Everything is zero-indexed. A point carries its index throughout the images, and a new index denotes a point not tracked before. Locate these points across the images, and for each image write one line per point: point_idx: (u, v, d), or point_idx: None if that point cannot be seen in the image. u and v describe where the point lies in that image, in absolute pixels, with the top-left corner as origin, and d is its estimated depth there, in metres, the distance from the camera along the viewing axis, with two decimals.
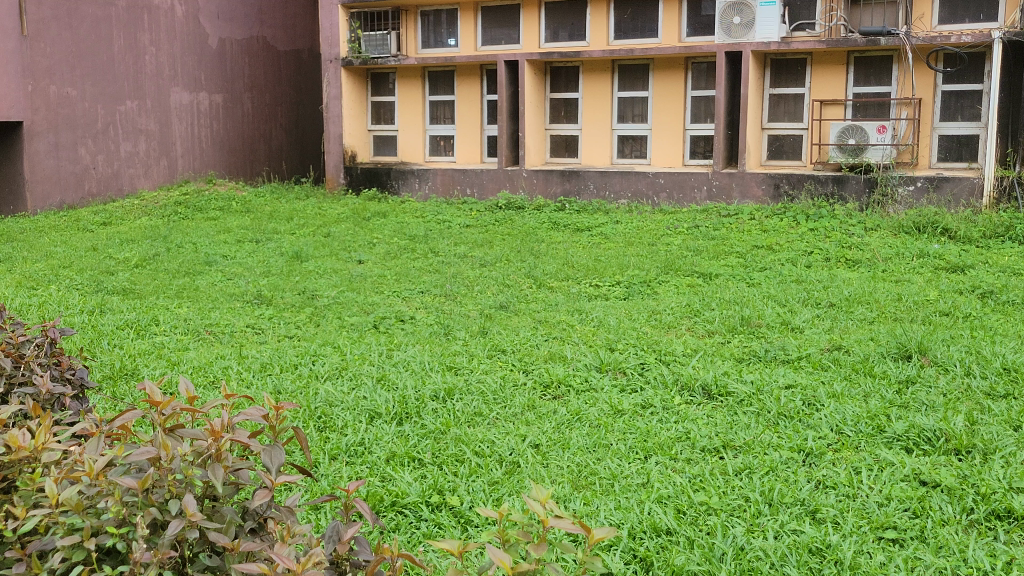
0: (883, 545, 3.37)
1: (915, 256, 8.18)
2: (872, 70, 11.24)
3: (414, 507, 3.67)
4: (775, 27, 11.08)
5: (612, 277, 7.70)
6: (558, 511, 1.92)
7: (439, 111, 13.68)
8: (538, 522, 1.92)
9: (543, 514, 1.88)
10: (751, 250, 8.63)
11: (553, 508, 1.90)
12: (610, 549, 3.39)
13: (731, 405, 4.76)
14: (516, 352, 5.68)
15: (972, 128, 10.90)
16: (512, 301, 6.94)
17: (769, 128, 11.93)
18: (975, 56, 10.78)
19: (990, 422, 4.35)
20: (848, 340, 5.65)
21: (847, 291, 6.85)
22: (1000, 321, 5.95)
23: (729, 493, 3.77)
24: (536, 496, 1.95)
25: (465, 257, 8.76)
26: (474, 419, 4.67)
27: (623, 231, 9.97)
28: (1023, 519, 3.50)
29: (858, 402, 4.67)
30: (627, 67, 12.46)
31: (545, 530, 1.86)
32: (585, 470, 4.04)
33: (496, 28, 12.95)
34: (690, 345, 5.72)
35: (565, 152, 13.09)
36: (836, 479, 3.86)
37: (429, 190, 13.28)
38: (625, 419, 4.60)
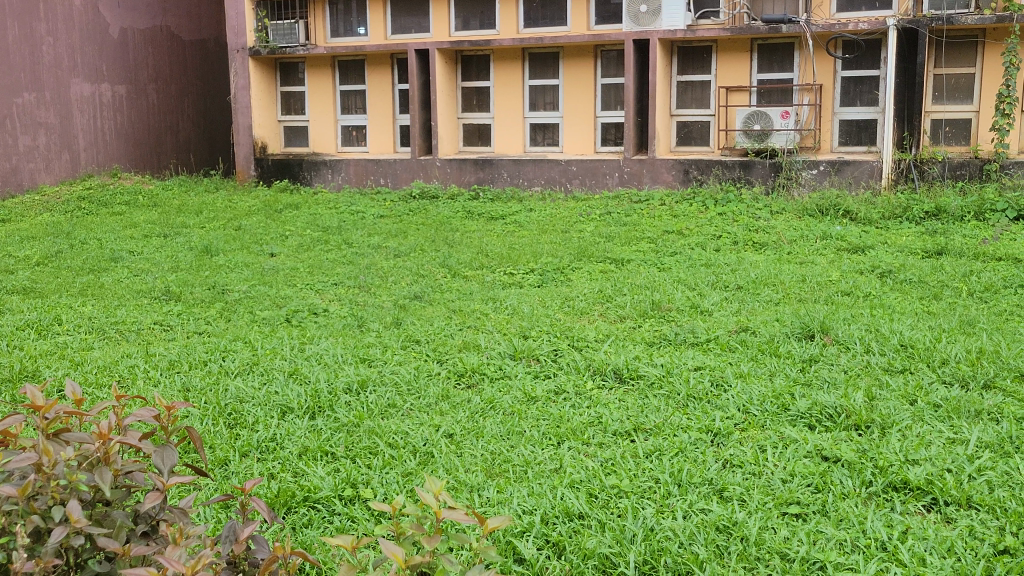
0: (787, 520, 3.47)
1: (818, 237, 8.41)
2: (775, 57, 11.49)
3: (327, 501, 3.65)
4: (680, 15, 11.25)
5: (526, 265, 7.75)
6: (451, 503, 1.96)
7: (350, 101, 13.54)
8: (431, 514, 1.95)
9: (435, 506, 1.90)
10: (662, 235, 8.77)
11: (446, 500, 1.93)
12: (522, 535, 3.42)
13: (642, 389, 4.84)
14: (430, 342, 5.68)
15: (871, 113, 11.25)
16: (426, 291, 6.93)
17: (677, 114, 12.10)
18: (872, 43, 11.12)
19: (888, 396, 4.51)
20: (754, 322, 5.79)
21: (753, 274, 7.01)
22: (898, 299, 6.16)
23: (639, 476, 3.84)
24: (429, 488, 1.98)
25: (379, 248, 8.70)
26: (388, 411, 4.65)
27: (536, 219, 10.03)
28: (918, 490, 3.63)
29: (764, 381, 4.80)
30: (537, 55, 12.49)
31: (438, 522, 1.89)
32: (498, 458, 4.06)
33: (406, 16, 12.89)
34: (601, 330, 5.78)
35: (478, 141, 13.10)
36: (743, 457, 3.96)
37: (342, 181, 13.17)
38: (538, 405, 4.64)
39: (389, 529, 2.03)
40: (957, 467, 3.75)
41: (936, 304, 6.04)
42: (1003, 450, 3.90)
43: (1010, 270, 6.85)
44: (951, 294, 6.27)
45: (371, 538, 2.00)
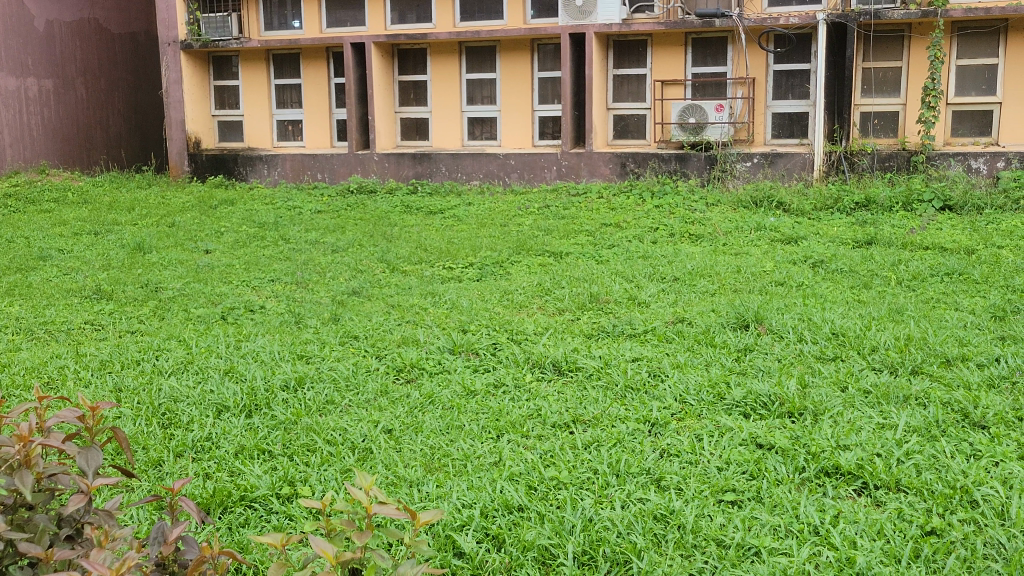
0: (724, 507, 3.53)
1: (752, 229, 8.54)
2: (709, 51, 11.65)
3: (264, 500, 3.62)
4: (616, 9, 11.38)
5: (465, 259, 7.73)
6: (383, 497, 1.95)
7: (285, 95, 13.40)
8: (363, 509, 1.94)
9: (367, 502, 1.89)
10: (600, 228, 8.82)
11: (377, 495, 1.93)
12: (461, 529, 3.42)
13: (581, 380, 4.87)
14: (368, 338, 5.64)
15: (802, 106, 11.47)
16: (364, 286, 6.88)
17: (614, 108, 12.18)
18: (803, 37, 11.34)
19: (821, 384, 4.60)
20: (691, 313, 5.86)
21: (690, 265, 7.09)
22: (831, 288, 6.28)
23: (578, 467, 3.86)
24: (360, 483, 1.96)
25: (317, 244, 8.62)
26: (326, 407, 4.61)
27: (475, 213, 10.02)
28: (849, 474, 3.71)
29: (700, 371, 4.87)
30: (474, 49, 12.49)
31: (370, 518, 1.88)
32: (438, 452, 4.05)
33: (340, 10, 12.77)
34: (540, 323, 5.80)
35: (416, 135, 13.03)
36: (679, 447, 4.01)
37: (278, 176, 13.00)
38: (477, 399, 4.64)
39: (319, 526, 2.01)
40: (886, 452, 3.84)
41: (866, 292, 6.18)
42: (930, 434, 4.01)
43: (937, 259, 7.02)
44: (880, 283, 6.41)
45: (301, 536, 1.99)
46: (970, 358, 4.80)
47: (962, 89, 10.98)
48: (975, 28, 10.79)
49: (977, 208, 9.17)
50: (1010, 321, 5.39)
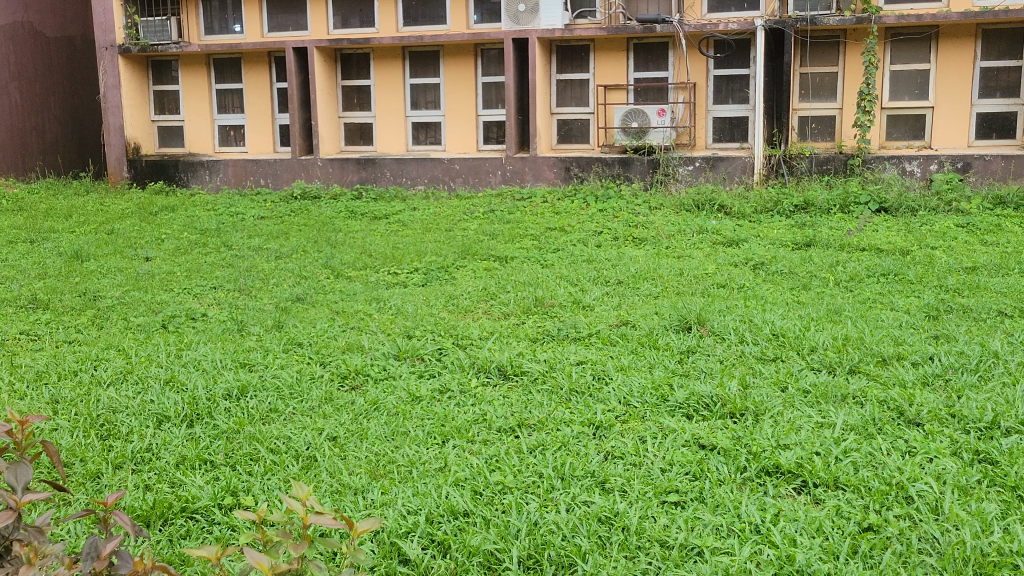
0: (667, 508, 3.56)
1: (695, 232, 8.65)
2: (651, 56, 11.77)
3: (205, 511, 3.57)
4: (558, 14, 11.39)
5: (410, 264, 7.73)
6: (318, 507, 1.94)
7: (227, 100, 13.26)
8: (299, 520, 1.93)
9: (304, 512, 1.89)
10: (545, 232, 8.87)
11: (314, 505, 1.92)
12: (406, 536, 3.42)
13: (525, 384, 4.89)
14: (313, 345, 5.60)
15: (742, 110, 11.65)
16: (309, 293, 6.83)
17: (558, 112, 12.23)
18: (742, 43, 11.52)
19: (761, 384, 4.67)
20: (634, 315, 5.91)
21: (633, 268, 7.16)
22: (771, 290, 6.38)
23: (523, 471, 3.87)
24: (296, 494, 1.95)
25: (260, 250, 8.54)
26: (269, 416, 4.57)
27: (419, 218, 10.01)
28: (790, 473, 3.77)
29: (644, 373, 4.91)
30: (417, 54, 12.47)
31: (306, 528, 1.88)
32: (383, 459, 4.04)
33: (282, 14, 12.68)
34: (485, 328, 5.81)
35: (360, 140, 12.96)
36: (623, 449, 4.04)
37: (220, 182, 12.83)
38: (422, 405, 4.63)
39: (252, 538, 2.00)
40: (824, 450, 3.91)
41: (805, 293, 6.29)
42: (866, 432, 4.09)
43: (874, 259, 7.18)
44: (819, 284, 6.54)
45: (235, 550, 1.96)
46: (905, 357, 4.91)
47: (897, 94, 11.23)
48: (908, 35, 11.02)
49: (912, 210, 9.39)
50: (943, 319, 5.53)
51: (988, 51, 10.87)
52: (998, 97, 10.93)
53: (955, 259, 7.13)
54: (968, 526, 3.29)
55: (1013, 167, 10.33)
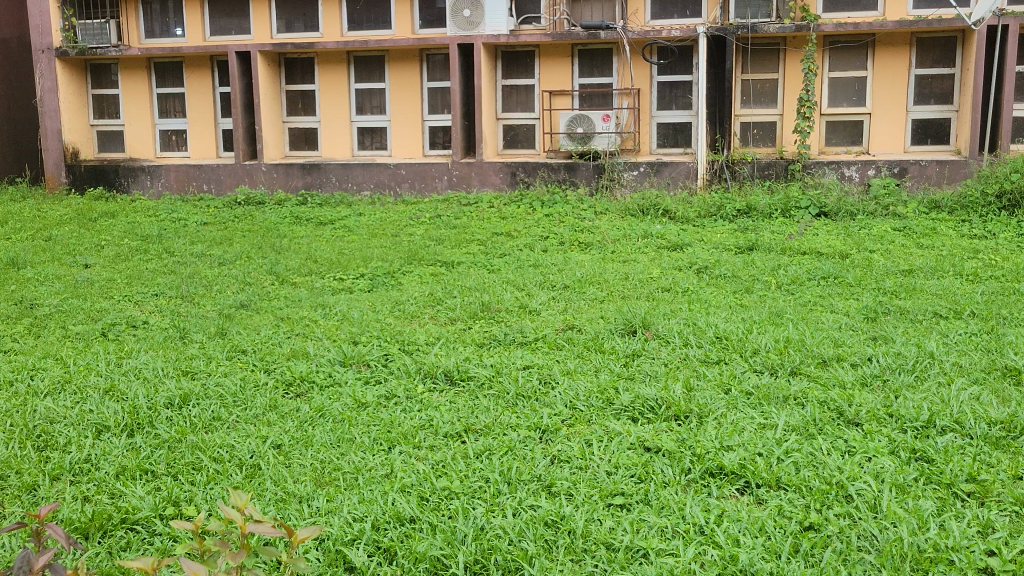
0: (613, 511, 3.59)
1: (640, 236, 8.72)
2: (595, 62, 11.86)
3: (146, 522, 3.51)
4: (503, 20, 11.44)
5: (356, 269, 7.68)
6: (258, 515, 1.94)
7: (168, 104, 13.08)
8: (237, 529, 1.93)
9: (242, 521, 1.88)
10: (491, 237, 8.88)
11: (251, 513, 1.91)
12: (352, 543, 3.40)
13: (472, 389, 4.88)
14: (257, 352, 5.54)
15: (685, 116, 11.81)
16: (252, 299, 6.76)
17: (503, 117, 12.25)
18: (684, 49, 11.66)
19: (705, 386, 4.73)
20: (580, 320, 5.94)
21: (579, 273, 7.20)
22: (714, 294, 6.46)
23: (470, 476, 3.87)
24: (234, 504, 1.94)
25: (203, 256, 8.42)
26: (212, 425, 4.51)
27: (365, 223, 9.96)
28: (733, 474, 3.82)
29: (589, 377, 4.94)
30: (362, 59, 12.41)
31: (245, 538, 1.87)
32: (329, 466, 4.01)
33: (224, 18, 12.55)
34: (432, 333, 5.80)
35: (305, 145, 12.87)
36: (570, 453, 4.06)
37: (161, 187, 12.62)
38: (368, 411, 4.60)
39: (191, 548, 1.99)
40: (766, 451, 3.97)
41: (748, 297, 6.38)
42: (807, 432, 4.16)
43: (814, 263, 7.30)
44: (761, 287, 6.64)
45: (173, 559, 1.95)
46: (845, 358, 5.00)
47: (835, 100, 11.45)
48: (846, 42, 11.25)
49: (850, 214, 9.58)
50: (881, 321, 5.64)
51: (923, 59, 11.12)
52: (933, 103, 11.18)
53: (892, 262, 7.28)
54: (905, 523, 3.35)
55: (947, 172, 10.56)
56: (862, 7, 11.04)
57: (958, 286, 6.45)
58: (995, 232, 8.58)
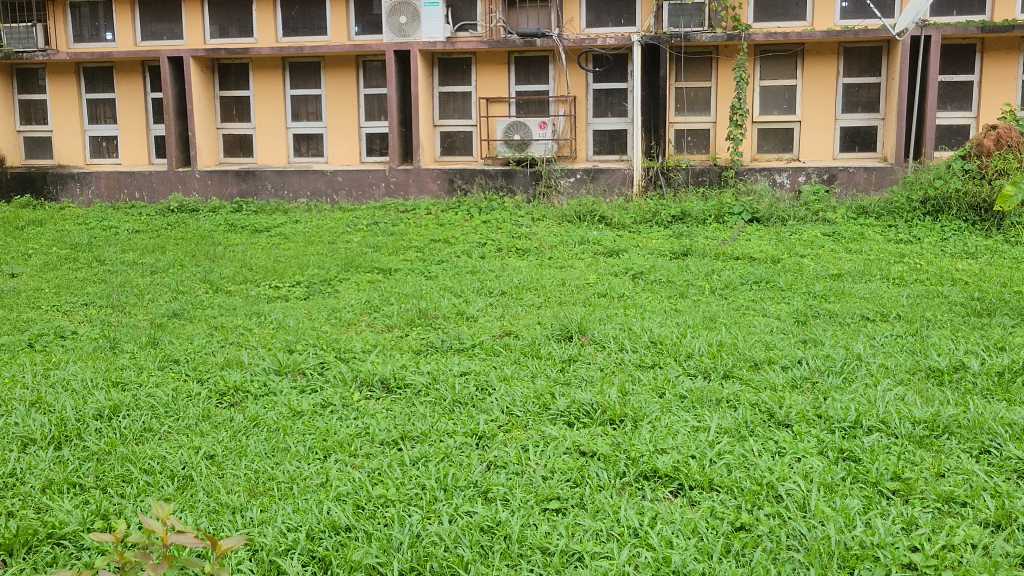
0: (548, 515, 3.60)
1: (577, 242, 8.79)
2: (532, 69, 11.93)
3: (74, 536, 3.44)
4: (439, 27, 11.41)
5: (292, 277, 7.62)
6: (180, 526, 1.93)
7: (98, 110, 12.84)
8: (159, 539, 1.92)
9: (163, 532, 1.87)
10: (428, 244, 8.87)
11: (173, 524, 1.90)
12: (286, 553, 3.37)
13: (409, 397, 4.86)
14: (189, 361, 5.46)
15: (620, 123, 11.93)
16: (185, 308, 6.66)
17: (440, 124, 12.27)
18: (619, 57, 11.79)
19: (640, 391, 4.78)
20: (517, 326, 5.97)
21: (516, 279, 7.23)
22: (649, 299, 6.54)
23: (406, 483, 3.86)
24: (156, 513, 1.93)
25: (134, 265, 8.28)
26: (143, 436, 4.43)
27: (302, 230, 9.88)
28: (667, 476, 3.86)
29: (526, 383, 4.95)
30: (297, 65, 12.33)
31: (166, 549, 1.87)
32: (263, 476, 3.96)
33: (156, 22, 12.36)
34: (368, 341, 5.77)
35: (239, 152, 12.73)
36: (506, 458, 4.07)
37: (92, 195, 12.37)
38: (304, 420, 4.56)
39: (111, 560, 1.98)
40: (699, 453, 4.03)
41: (682, 302, 6.47)
42: (739, 434, 4.22)
43: (746, 268, 7.42)
44: (695, 291, 6.74)
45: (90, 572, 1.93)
46: (776, 361, 5.10)
47: (766, 108, 11.67)
48: (776, 52, 11.48)
49: (782, 219, 9.76)
50: (810, 324, 5.76)
51: (850, 68, 11.40)
52: (860, 112, 11.46)
53: (822, 266, 7.44)
54: (833, 521, 3.43)
55: (874, 178, 10.83)
56: (791, 16, 11.27)
57: (884, 289, 6.62)
58: (919, 237, 8.82)
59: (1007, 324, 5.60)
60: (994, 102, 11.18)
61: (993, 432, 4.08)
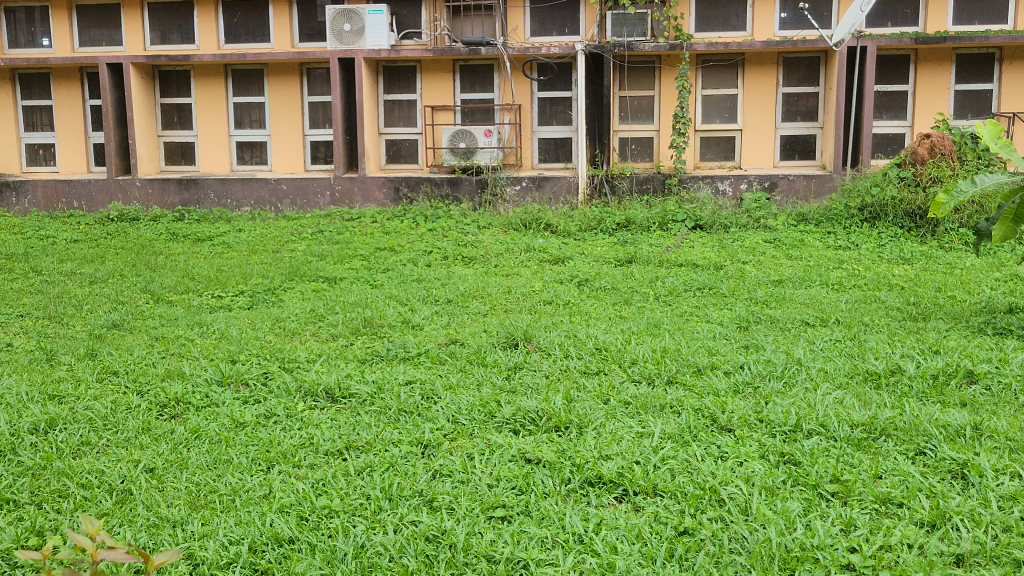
0: (493, 523, 3.60)
1: (522, 250, 8.81)
2: (477, 78, 11.96)
3: (7, 554, 3.36)
4: (384, 35, 11.38)
5: (235, 286, 7.53)
6: (110, 543, 1.88)
7: (34, 117, 12.59)
8: (88, 557, 1.87)
9: (91, 549, 1.82)
10: (374, 252, 8.83)
11: (103, 541, 1.85)
12: (227, 568, 3.33)
13: (354, 407, 4.83)
14: (129, 373, 5.36)
15: (565, 132, 12.00)
16: (126, 319, 6.54)
17: (386, 132, 12.23)
18: (563, 66, 11.86)
19: (585, 397, 4.80)
20: (462, 334, 5.96)
21: (462, 287, 7.23)
22: (594, 306, 6.58)
23: (350, 494, 3.83)
24: (83, 530, 1.88)
25: (72, 275, 8.11)
26: (81, 450, 4.34)
27: (245, 239, 9.78)
28: (611, 483, 3.89)
29: (472, 392, 4.94)
30: (240, 72, 12.21)
31: (95, 566, 1.81)
32: (204, 488, 3.91)
33: (95, 28, 12.16)
34: (313, 350, 5.72)
35: (181, 160, 12.57)
36: (452, 467, 4.06)
37: (28, 204, 12.12)
38: (247, 431, 4.50)
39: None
40: (643, 458, 4.06)
41: (627, 308, 6.52)
42: (683, 439, 4.26)
43: (690, 275, 7.51)
44: (639, 298, 6.80)
45: None
46: (718, 366, 5.16)
47: (708, 117, 11.82)
48: (717, 61, 11.63)
49: (724, 226, 9.88)
50: (752, 330, 5.84)
51: (790, 77, 11.60)
52: (799, 121, 11.67)
53: (763, 272, 7.55)
54: (774, 524, 3.48)
55: (814, 186, 10.99)
56: (731, 27, 11.45)
57: (824, 295, 6.74)
58: (858, 243, 8.99)
59: (942, 328, 5.73)
60: (927, 111, 11.47)
61: (928, 434, 4.17)
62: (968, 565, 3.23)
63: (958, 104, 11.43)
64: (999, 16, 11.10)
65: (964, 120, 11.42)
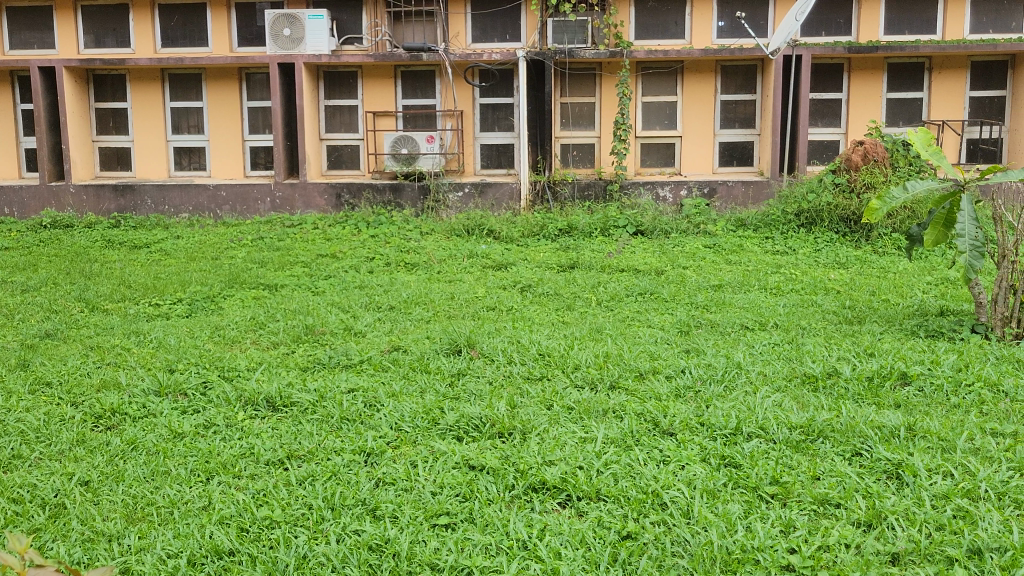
0: (437, 531, 3.59)
1: (465, 256, 8.80)
2: (419, 83, 11.92)
3: None
4: (324, 40, 11.28)
5: (173, 294, 7.40)
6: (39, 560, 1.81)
7: None
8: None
9: (20, 566, 1.75)
10: (315, 259, 8.75)
11: (31, 558, 1.78)
12: None
13: (295, 415, 4.78)
14: (62, 384, 5.23)
15: (507, 138, 12.03)
16: (59, 328, 6.39)
17: (327, 138, 12.14)
18: (504, 73, 11.88)
19: (528, 403, 4.81)
20: (405, 341, 5.94)
21: (405, 293, 7.20)
22: (537, 311, 6.61)
23: (292, 504, 3.79)
24: (11, 547, 1.81)
25: (3, 283, 7.91)
26: (12, 463, 4.24)
27: (183, 246, 9.62)
28: (554, 488, 3.89)
29: (415, 399, 4.92)
30: (177, 77, 12.03)
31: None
32: (141, 501, 3.83)
33: (27, 31, 11.89)
34: (253, 358, 5.65)
35: (117, 165, 12.35)
36: (395, 475, 4.03)
37: None
38: (185, 442, 4.42)
39: None
40: (587, 463, 4.07)
41: (570, 314, 6.55)
42: (625, 444, 4.29)
43: (631, 280, 7.57)
44: (582, 304, 6.84)
45: None
46: (660, 371, 5.21)
47: (649, 124, 11.94)
48: (656, 69, 11.75)
49: (665, 232, 9.99)
50: (693, 334, 5.91)
51: (727, 85, 11.76)
52: (737, 128, 11.85)
53: (703, 277, 7.64)
54: (715, 526, 3.52)
55: (752, 192, 11.18)
56: (670, 35, 11.59)
57: (763, 299, 6.85)
58: (794, 248, 9.15)
59: (876, 331, 5.86)
60: (861, 119, 11.73)
61: (864, 434, 4.26)
62: (903, 564, 3.30)
63: (890, 111, 11.70)
64: (927, 26, 11.39)
65: (896, 127, 11.69)
